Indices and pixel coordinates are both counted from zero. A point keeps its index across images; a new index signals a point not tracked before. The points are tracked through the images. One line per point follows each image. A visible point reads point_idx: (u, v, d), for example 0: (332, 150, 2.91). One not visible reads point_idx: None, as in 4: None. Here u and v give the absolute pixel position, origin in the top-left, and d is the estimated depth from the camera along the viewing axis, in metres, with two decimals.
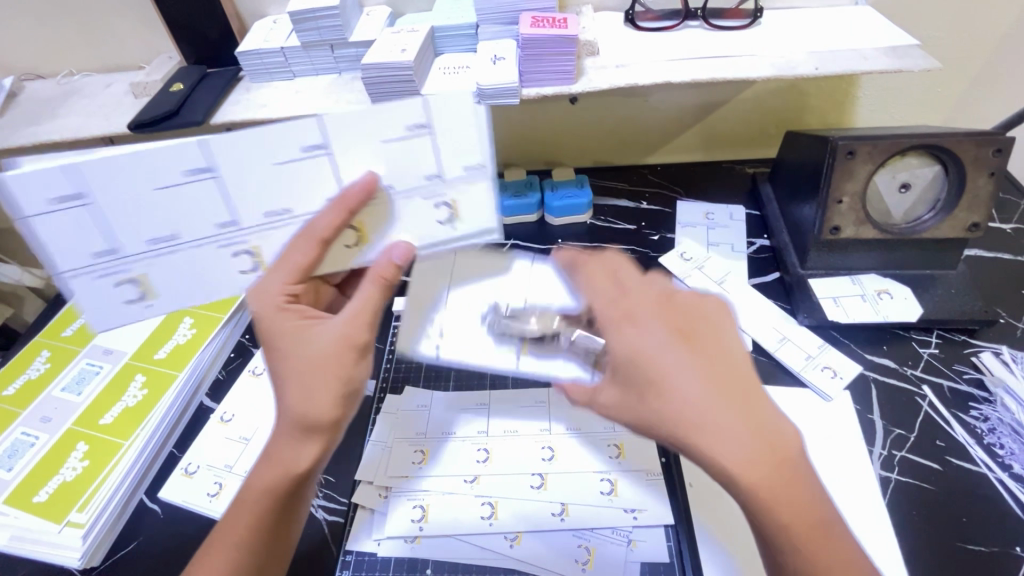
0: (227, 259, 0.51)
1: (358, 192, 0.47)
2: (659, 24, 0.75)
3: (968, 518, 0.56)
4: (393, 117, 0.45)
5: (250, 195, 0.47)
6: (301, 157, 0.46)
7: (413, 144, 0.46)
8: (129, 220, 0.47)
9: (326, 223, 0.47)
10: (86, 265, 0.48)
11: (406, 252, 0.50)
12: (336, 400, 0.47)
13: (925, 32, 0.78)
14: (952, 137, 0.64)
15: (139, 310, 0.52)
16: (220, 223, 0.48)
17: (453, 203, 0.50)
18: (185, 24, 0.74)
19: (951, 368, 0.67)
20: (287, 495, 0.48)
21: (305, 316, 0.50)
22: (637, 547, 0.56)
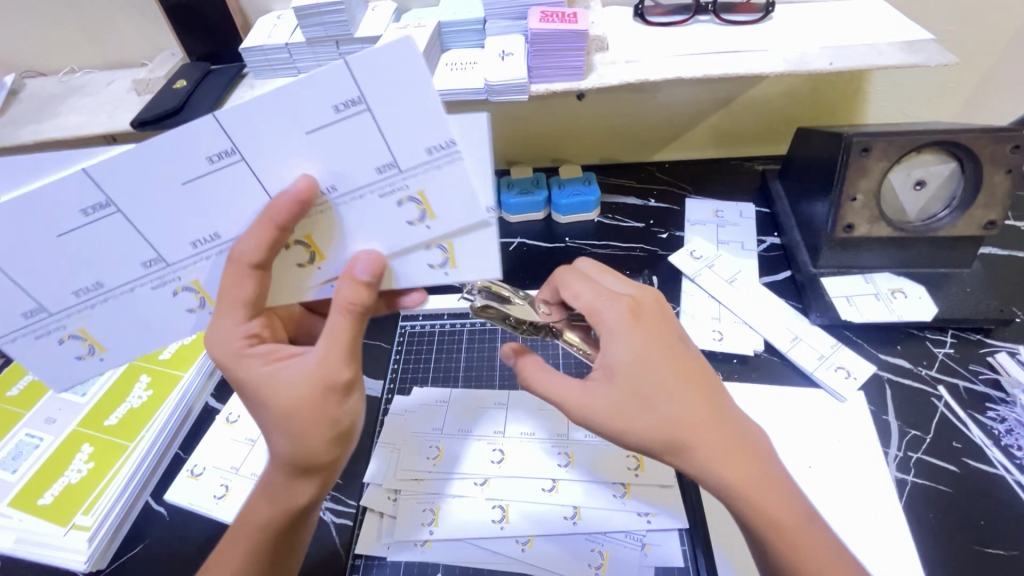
0: (168, 300, 0.46)
1: (285, 204, 0.40)
2: (669, 19, 0.73)
3: (986, 521, 0.55)
4: (311, 99, 0.38)
5: (168, 224, 0.42)
6: (210, 169, 0.40)
7: (347, 129, 0.39)
8: (48, 275, 0.43)
9: (252, 245, 0.41)
10: (19, 327, 0.45)
11: (371, 264, 0.45)
12: (330, 442, 0.45)
13: (939, 26, 0.77)
14: (970, 133, 0.63)
15: (93, 365, 0.49)
16: (143, 261, 0.43)
17: (418, 196, 0.43)
18: (188, 21, 0.74)
19: (967, 368, 0.66)
20: (289, 528, 0.47)
21: (275, 356, 0.45)
22: (650, 551, 0.55)
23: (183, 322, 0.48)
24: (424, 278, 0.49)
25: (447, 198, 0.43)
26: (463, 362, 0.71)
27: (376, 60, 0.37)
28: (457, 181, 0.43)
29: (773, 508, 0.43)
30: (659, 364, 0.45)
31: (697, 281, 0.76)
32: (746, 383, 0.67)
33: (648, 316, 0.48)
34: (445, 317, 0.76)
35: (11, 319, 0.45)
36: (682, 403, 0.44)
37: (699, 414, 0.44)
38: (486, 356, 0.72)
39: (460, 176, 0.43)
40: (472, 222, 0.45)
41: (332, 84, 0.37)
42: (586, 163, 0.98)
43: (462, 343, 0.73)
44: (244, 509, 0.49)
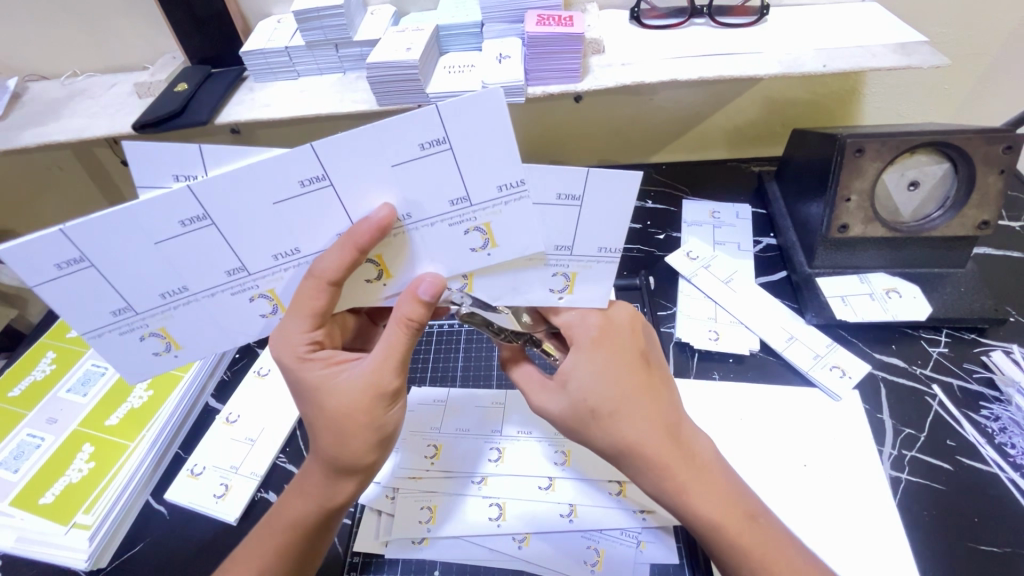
0: (245, 305, 0.44)
1: (368, 230, 0.39)
2: (665, 22, 0.74)
3: (980, 518, 0.55)
4: (399, 134, 0.36)
5: (259, 239, 0.40)
6: (301, 192, 0.38)
7: (430, 165, 0.37)
8: (135, 277, 0.40)
9: (332, 263, 0.40)
10: (103, 324, 0.42)
11: (433, 286, 0.43)
12: (372, 446, 0.47)
13: (934, 27, 0.77)
14: (963, 134, 0.63)
15: (166, 362, 0.46)
16: (227, 270, 0.41)
17: (484, 227, 0.41)
18: (189, 25, 0.74)
19: (961, 367, 0.66)
20: (317, 525, 0.50)
21: (332, 362, 0.46)
22: (646, 548, 0.55)
23: (258, 326, 0.46)
24: (541, 300, 0.49)
25: (556, 227, 0.43)
26: (461, 362, 0.72)
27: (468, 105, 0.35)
28: (530, 216, 0.41)
29: (713, 512, 0.45)
30: (620, 379, 0.46)
31: (694, 281, 0.77)
32: (742, 382, 0.68)
33: (616, 333, 0.49)
34: (443, 317, 0.77)
35: (96, 319, 0.42)
36: (636, 416, 0.46)
37: (653, 426, 0.46)
38: (483, 356, 0.72)
39: (573, 218, 0.42)
40: (589, 255, 0.45)
41: (418, 123, 0.35)
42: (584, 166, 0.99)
43: (460, 342, 0.74)
44: (278, 503, 0.52)
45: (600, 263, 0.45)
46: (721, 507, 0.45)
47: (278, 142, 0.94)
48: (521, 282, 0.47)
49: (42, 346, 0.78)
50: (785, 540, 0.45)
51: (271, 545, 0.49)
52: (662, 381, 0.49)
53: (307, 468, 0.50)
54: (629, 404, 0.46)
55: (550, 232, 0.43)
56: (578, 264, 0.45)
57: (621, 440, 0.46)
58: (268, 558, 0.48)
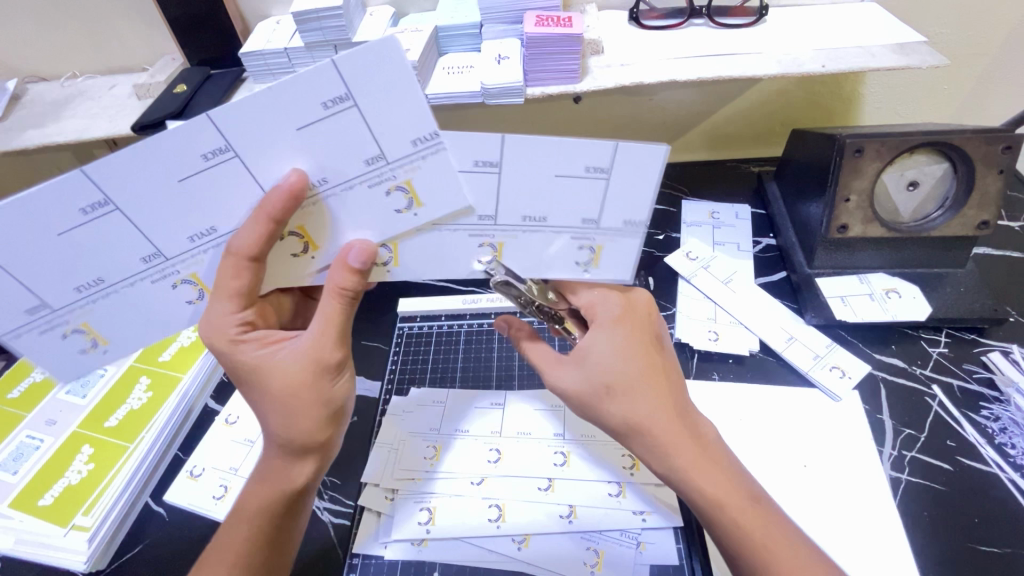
0: (168, 292, 0.44)
1: (280, 198, 0.38)
2: (664, 23, 0.74)
3: (980, 519, 0.55)
4: (302, 95, 0.35)
5: (164, 219, 0.40)
6: (206, 166, 0.38)
7: (335, 124, 0.37)
8: (48, 271, 0.40)
9: (249, 238, 0.40)
10: (20, 323, 0.42)
11: (364, 252, 0.43)
12: (320, 420, 0.47)
13: (933, 27, 0.77)
14: (962, 134, 0.63)
15: (96, 358, 0.47)
16: (143, 256, 0.41)
17: (488, 176, 0.41)
18: (187, 26, 0.74)
19: (961, 367, 0.66)
20: (284, 510, 0.49)
21: (267, 341, 0.46)
22: (646, 549, 0.55)
23: (184, 313, 0.47)
24: (467, 271, 0.49)
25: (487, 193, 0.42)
26: (460, 363, 0.72)
27: (370, 58, 0.34)
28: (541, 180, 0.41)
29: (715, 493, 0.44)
30: (633, 356, 0.47)
31: (694, 281, 0.77)
32: (741, 383, 0.68)
33: (632, 314, 0.50)
34: (442, 318, 0.76)
35: (11, 318, 0.42)
36: (647, 393, 0.46)
37: (663, 404, 0.46)
38: (483, 357, 0.72)
39: (599, 191, 0.42)
40: (613, 228, 0.45)
41: (317, 80, 0.35)
42: (584, 167, 0.99)
43: (460, 344, 0.74)
44: (243, 490, 0.50)
45: (622, 237, 0.46)
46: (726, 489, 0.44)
47: None
48: (549, 256, 0.48)
49: None
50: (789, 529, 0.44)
51: (244, 530, 0.48)
52: (674, 367, 0.50)
53: (263, 454, 0.49)
54: (644, 382, 0.46)
55: (549, 205, 0.43)
56: (603, 236, 0.46)
57: (627, 415, 0.46)
58: (242, 545, 0.47)
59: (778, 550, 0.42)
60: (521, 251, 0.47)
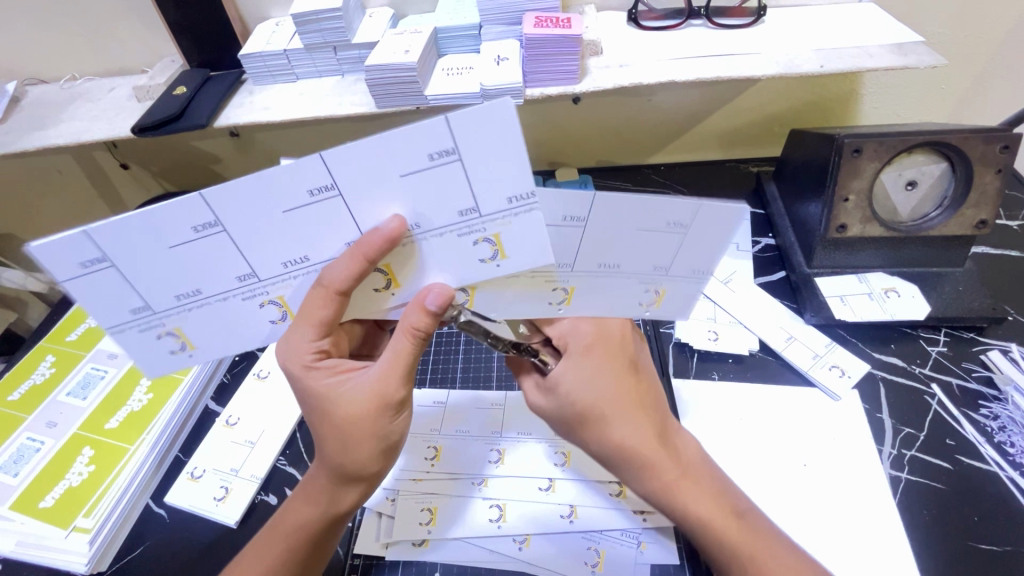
0: (253, 310, 0.44)
1: (377, 241, 0.39)
2: (663, 23, 0.74)
3: (980, 518, 0.56)
4: (409, 146, 0.35)
5: (269, 247, 0.40)
6: (310, 201, 0.37)
7: (436, 175, 0.37)
8: (152, 279, 0.40)
9: (341, 274, 0.40)
10: (125, 320, 0.42)
11: (441, 297, 0.42)
12: (377, 453, 0.47)
13: (930, 27, 0.77)
14: (960, 134, 0.64)
15: (183, 360, 0.46)
16: (238, 277, 0.41)
17: (494, 238, 0.40)
18: (187, 28, 0.74)
19: (960, 366, 0.66)
20: (324, 532, 0.50)
21: (339, 370, 0.47)
22: (646, 549, 0.55)
23: (267, 329, 0.46)
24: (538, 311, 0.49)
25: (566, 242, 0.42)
26: (460, 363, 0.72)
27: (477, 119, 0.34)
28: (538, 231, 0.40)
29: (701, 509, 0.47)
30: (608, 386, 0.48)
31: None
32: (741, 382, 0.68)
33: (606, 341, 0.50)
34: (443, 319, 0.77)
35: (114, 316, 0.41)
36: (624, 423, 0.47)
37: (640, 431, 0.48)
38: (483, 357, 0.72)
39: (673, 246, 0.42)
40: (681, 276, 0.45)
41: (424, 134, 0.34)
42: (582, 167, 1.00)
43: (460, 344, 0.74)
44: (283, 506, 0.52)
45: (688, 284, 0.46)
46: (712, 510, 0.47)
47: (277, 145, 0.94)
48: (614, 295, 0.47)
49: (42, 350, 0.78)
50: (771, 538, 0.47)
51: (277, 549, 0.49)
52: (649, 389, 0.51)
53: (314, 474, 0.50)
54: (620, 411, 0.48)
55: (626, 254, 0.43)
56: (669, 282, 0.46)
57: (610, 442, 0.48)
58: (276, 563, 0.49)
59: (763, 563, 0.45)
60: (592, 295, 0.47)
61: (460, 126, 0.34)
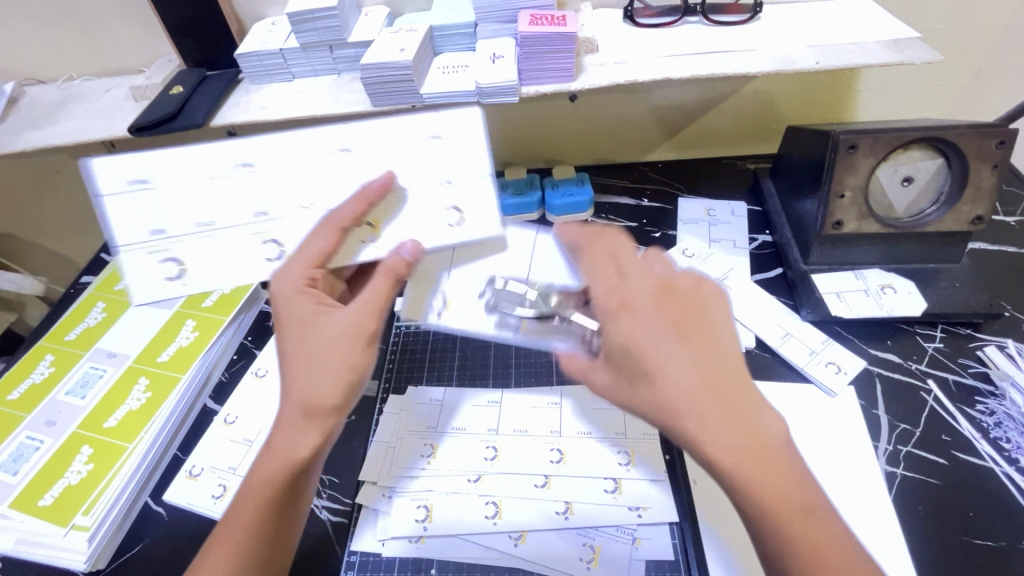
0: (258, 248, 0.54)
1: (375, 186, 0.52)
2: (659, 21, 0.74)
3: (975, 513, 0.56)
4: (414, 128, 0.54)
5: (285, 189, 0.53)
6: (337, 156, 0.53)
7: (432, 148, 0.54)
8: (176, 204, 0.52)
9: (348, 211, 0.51)
10: (140, 240, 0.53)
11: (416, 248, 0.52)
12: (339, 388, 0.48)
13: (928, 24, 0.77)
14: (956, 129, 0.63)
15: (173, 290, 0.54)
16: (256, 212, 0.53)
17: (462, 208, 0.54)
18: (184, 28, 0.75)
19: (957, 362, 0.66)
20: (285, 489, 0.48)
21: (321, 302, 0.51)
22: (642, 545, 0.56)
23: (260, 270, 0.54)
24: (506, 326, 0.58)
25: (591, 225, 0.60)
26: (457, 361, 0.72)
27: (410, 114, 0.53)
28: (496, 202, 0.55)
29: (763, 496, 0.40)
30: (659, 336, 0.43)
31: None
32: None
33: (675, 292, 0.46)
34: None
35: (134, 236, 0.53)
36: (682, 362, 0.42)
37: (708, 383, 0.41)
38: (480, 356, 0.72)
39: None
40: None
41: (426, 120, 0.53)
42: (580, 165, 0.99)
43: (457, 342, 0.74)
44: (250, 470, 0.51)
45: None
46: (784, 494, 0.40)
47: None
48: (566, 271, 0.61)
49: (41, 349, 0.79)
50: (842, 542, 0.41)
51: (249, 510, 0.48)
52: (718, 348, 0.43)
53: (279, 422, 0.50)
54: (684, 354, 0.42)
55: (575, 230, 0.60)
56: None
57: (663, 402, 0.42)
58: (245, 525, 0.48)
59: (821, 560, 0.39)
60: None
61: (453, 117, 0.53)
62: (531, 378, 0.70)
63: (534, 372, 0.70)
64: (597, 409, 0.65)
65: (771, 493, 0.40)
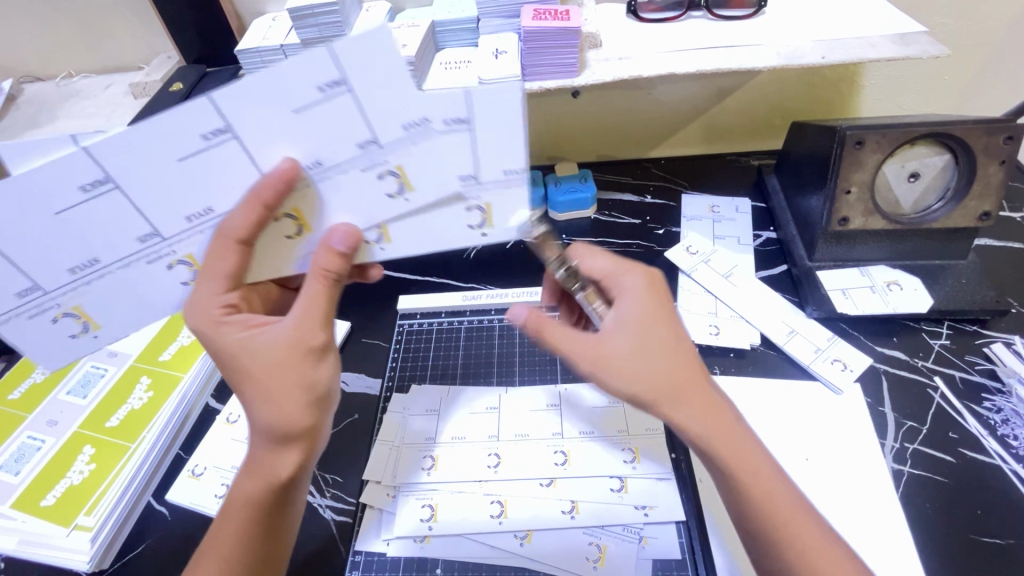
0: (164, 274, 0.47)
1: (271, 184, 0.42)
2: (662, 15, 0.73)
3: (983, 511, 0.55)
4: (297, 77, 0.38)
5: (166, 200, 0.42)
6: (206, 146, 0.40)
7: (333, 108, 0.40)
8: (37, 258, 0.43)
9: (241, 221, 0.43)
10: (12, 308, 0.45)
11: (348, 235, 0.46)
12: (307, 406, 0.46)
13: (933, 18, 0.77)
14: (963, 125, 0.63)
15: (86, 342, 0.49)
16: (140, 237, 0.44)
17: (397, 171, 0.44)
18: (183, 25, 0.74)
19: (963, 359, 0.66)
20: (270, 506, 0.48)
21: (249, 325, 0.46)
22: (648, 544, 0.55)
23: (176, 295, 0.48)
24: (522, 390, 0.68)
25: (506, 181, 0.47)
26: (461, 359, 0.72)
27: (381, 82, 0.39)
28: (434, 156, 0.43)
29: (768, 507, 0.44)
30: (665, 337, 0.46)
31: (694, 276, 0.76)
32: (743, 377, 0.68)
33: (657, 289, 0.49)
34: (443, 315, 0.77)
35: (5, 301, 0.45)
36: (644, 371, 0.45)
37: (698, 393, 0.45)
38: (484, 353, 0.72)
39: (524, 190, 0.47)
40: (496, 184, 0.45)
41: (316, 66, 0.38)
42: (582, 161, 0.99)
43: (460, 341, 0.74)
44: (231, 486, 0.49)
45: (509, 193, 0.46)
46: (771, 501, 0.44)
47: None
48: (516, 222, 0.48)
49: None
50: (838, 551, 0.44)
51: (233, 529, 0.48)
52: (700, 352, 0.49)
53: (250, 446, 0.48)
54: (640, 357, 0.45)
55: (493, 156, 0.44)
56: (489, 195, 0.46)
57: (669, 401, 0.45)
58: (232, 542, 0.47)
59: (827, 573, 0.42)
60: (509, 213, 0.47)
61: (346, 54, 0.38)
62: (535, 375, 0.69)
63: (536, 369, 0.70)
64: (604, 407, 0.65)
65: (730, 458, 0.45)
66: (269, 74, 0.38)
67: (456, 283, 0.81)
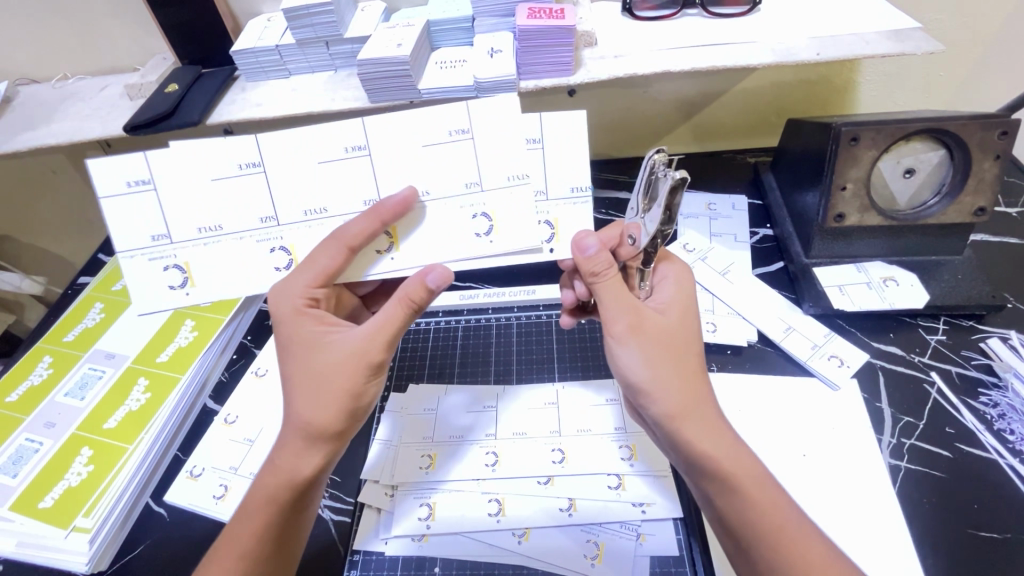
0: (265, 255, 0.52)
1: (393, 206, 0.49)
2: (657, 13, 0.73)
3: (979, 505, 0.55)
4: (435, 124, 0.49)
5: (293, 190, 0.50)
6: (344, 158, 0.50)
7: (451, 150, 0.50)
8: (181, 208, 0.50)
9: (358, 229, 0.48)
10: (141, 246, 0.51)
11: (441, 276, 0.49)
12: (344, 411, 0.49)
13: (927, 14, 0.77)
14: (958, 120, 0.63)
15: (179, 298, 0.52)
16: (261, 218, 0.51)
17: (491, 213, 0.51)
18: (176, 27, 0.74)
19: (959, 354, 0.66)
20: (290, 505, 0.49)
21: (323, 322, 0.51)
22: (646, 541, 0.55)
23: (269, 280, 0.53)
24: (519, 389, 0.68)
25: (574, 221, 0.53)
26: (458, 359, 0.72)
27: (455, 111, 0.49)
28: (525, 204, 0.51)
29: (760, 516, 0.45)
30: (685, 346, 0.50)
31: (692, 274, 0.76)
32: (740, 374, 0.68)
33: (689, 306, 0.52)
34: (440, 315, 0.76)
35: (138, 240, 0.51)
36: (642, 350, 0.49)
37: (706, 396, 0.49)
38: (480, 353, 0.72)
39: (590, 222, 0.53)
40: (564, 199, 0.53)
41: (449, 115, 0.49)
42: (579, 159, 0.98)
43: (457, 340, 0.74)
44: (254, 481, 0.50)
45: (577, 207, 0.53)
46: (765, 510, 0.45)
47: None
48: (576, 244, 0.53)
49: (38, 351, 0.78)
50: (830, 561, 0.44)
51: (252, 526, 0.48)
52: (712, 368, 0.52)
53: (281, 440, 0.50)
54: (639, 336, 0.49)
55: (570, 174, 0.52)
56: (557, 209, 0.53)
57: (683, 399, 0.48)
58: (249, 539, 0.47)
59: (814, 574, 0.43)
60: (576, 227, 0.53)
61: None
62: (533, 374, 0.69)
63: (534, 368, 0.70)
64: (601, 405, 0.65)
65: (717, 458, 0.46)
66: (413, 116, 0.49)
67: (454, 283, 0.80)
